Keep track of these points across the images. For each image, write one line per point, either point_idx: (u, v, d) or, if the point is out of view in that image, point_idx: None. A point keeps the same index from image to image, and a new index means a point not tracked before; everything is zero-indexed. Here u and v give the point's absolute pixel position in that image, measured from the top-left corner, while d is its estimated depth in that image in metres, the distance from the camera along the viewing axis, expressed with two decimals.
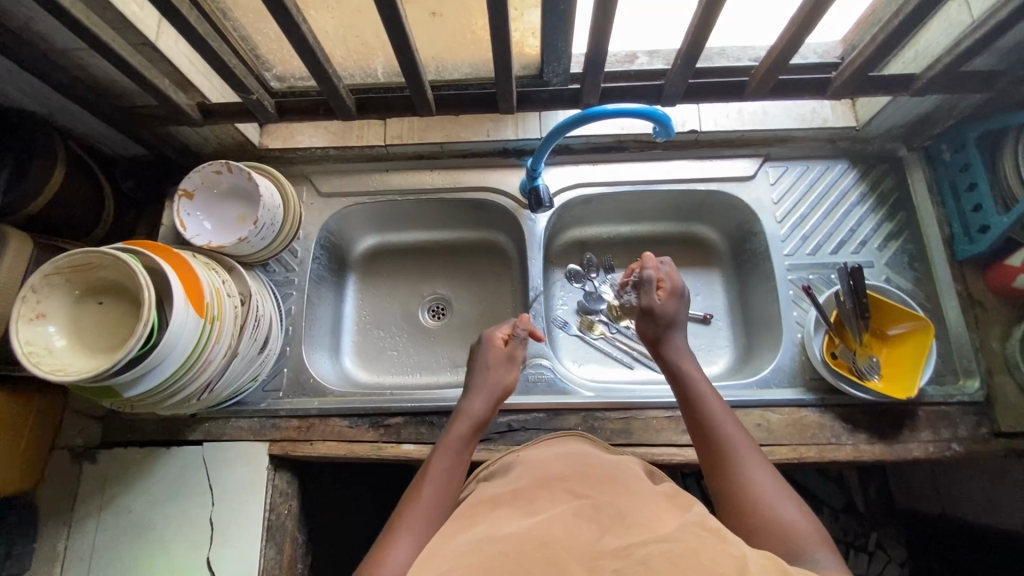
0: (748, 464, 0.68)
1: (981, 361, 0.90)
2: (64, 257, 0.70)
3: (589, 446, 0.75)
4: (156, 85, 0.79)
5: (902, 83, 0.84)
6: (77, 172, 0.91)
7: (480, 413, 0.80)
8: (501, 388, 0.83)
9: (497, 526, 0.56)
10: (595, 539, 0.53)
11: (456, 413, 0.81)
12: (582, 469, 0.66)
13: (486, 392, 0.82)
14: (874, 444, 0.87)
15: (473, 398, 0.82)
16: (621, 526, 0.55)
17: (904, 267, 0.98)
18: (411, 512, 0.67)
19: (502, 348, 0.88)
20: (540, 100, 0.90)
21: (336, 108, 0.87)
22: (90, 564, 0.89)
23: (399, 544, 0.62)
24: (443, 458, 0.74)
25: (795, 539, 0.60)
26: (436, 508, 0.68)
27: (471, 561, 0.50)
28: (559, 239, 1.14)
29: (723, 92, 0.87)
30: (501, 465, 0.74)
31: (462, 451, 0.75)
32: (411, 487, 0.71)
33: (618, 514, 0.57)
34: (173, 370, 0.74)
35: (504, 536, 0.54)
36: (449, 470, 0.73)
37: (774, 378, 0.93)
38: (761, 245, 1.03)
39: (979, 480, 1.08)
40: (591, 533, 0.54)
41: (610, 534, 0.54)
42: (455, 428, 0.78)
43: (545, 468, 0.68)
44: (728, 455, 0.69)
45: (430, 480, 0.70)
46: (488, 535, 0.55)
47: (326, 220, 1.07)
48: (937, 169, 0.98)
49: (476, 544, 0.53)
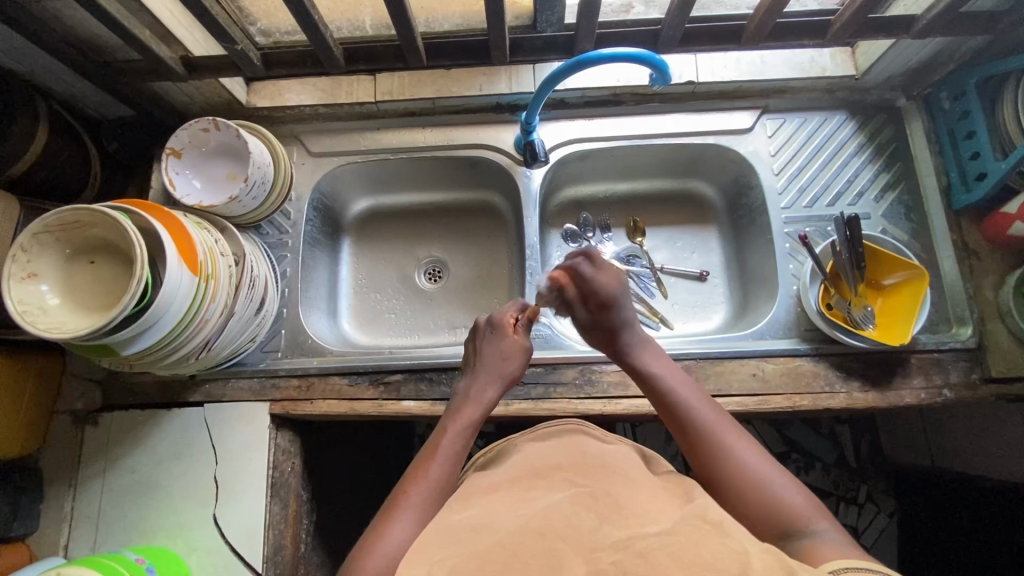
0: (731, 446, 0.68)
1: (975, 309, 0.91)
2: (52, 215, 0.68)
3: (586, 434, 0.75)
4: (137, 36, 0.77)
5: (902, 26, 0.82)
6: (60, 133, 0.89)
7: (490, 399, 0.80)
8: (510, 378, 0.83)
9: (492, 513, 0.58)
10: (595, 529, 0.54)
11: (467, 398, 0.80)
12: (582, 459, 0.67)
13: (497, 378, 0.82)
14: (867, 392, 0.88)
15: (487, 384, 0.81)
16: (619, 517, 0.57)
17: (902, 218, 0.97)
18: (416, 487, 0.67)
19: (517, 338, 0.86)
20: (534, 47, 0.87)
21: (325, 62, 0.85)
22: (98, 523, 0.91)
23: (401, 522, 0.63)
24: (452, 438, 0.74)
25: (793, 517, 0.61)
26: (441, 486, 0.68)
27: (469, 549, 0.52)
28: (555, 199, 1.13)
29: (721, 39, 0.85)
30: (499, 451, 0.75)
31: (468, 434, 0.75)
32: (418, 462, 0.71)
33: (614, 502, 0.59)
34: (170, 329, 0.74)
35: (502, 527, 0.55)
36: (459, 451, 0.73)
37: (770, 329, 0.93)
38: (758, 199, 1.02)
39: (968, 431, 1.11)
40: (589, 522, 0.55)
41: (609, 524, 0.55)
42: (465, 412, 0.78)
43: (543, 455, 0.69)
44: (706, 441, 0.69)
45: (439, 459, 0.71)
46: (487, 520, 0.57)
47: (318, 179, 1.05)
48: (936, 118, 0.98)
49: (474, 530, 0.55)
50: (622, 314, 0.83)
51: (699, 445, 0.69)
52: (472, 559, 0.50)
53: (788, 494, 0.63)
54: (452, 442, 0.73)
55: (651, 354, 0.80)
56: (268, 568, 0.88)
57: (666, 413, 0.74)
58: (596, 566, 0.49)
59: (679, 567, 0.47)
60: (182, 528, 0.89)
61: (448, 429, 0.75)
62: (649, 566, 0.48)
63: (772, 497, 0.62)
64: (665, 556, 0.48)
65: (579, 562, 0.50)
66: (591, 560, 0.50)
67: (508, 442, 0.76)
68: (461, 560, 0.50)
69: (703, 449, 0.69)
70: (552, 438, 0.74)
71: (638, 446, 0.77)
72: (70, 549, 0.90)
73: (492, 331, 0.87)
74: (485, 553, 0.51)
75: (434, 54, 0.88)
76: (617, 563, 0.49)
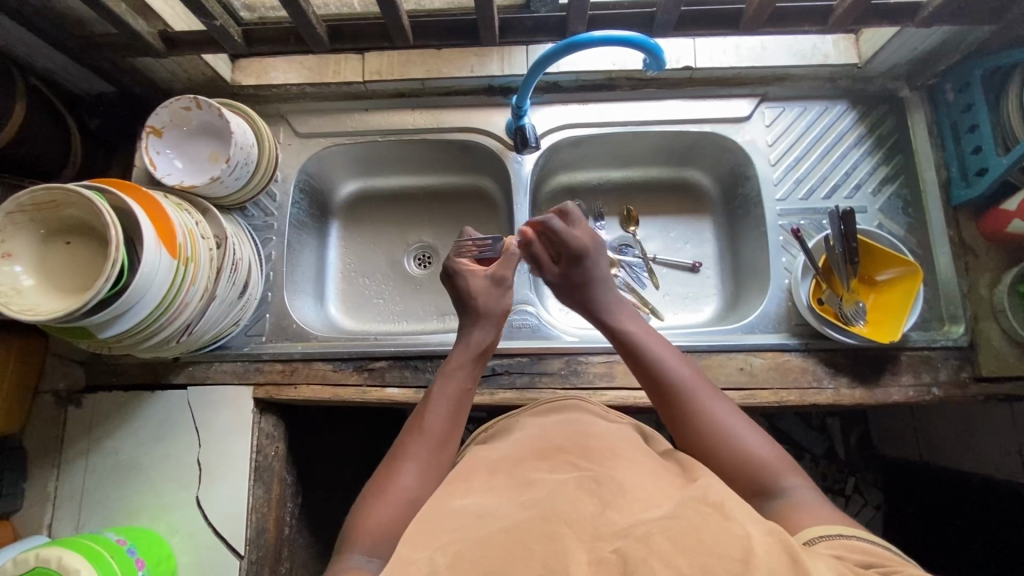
0: (705, 404, 0.68)
1: (968, 307, 0.89)
2: (26, 194, 0.67)
3: (586, 410, 0.75)
4: (113, 9, 0.74)
5: (906, 13, 0.79)
6: (39, 108, 0.86)
7: (481, 343, 0.79)
8: (499, 315, 0.81)
9: (492, 501, 0.58)
10: (597, 514, 0.53)
11: (457, 341, 0.80)
12: (581, 440, 0.66)
13: (490, 322, 0.80)
14: (855, 388, 0.87)
15: (475, 327, 0.80)
16: (620, 500, 0.55)
17: (898, 212, 0.95)
18: (415, 442, 0.69)
19: (481, 278, 0.83)
20: (524, 29, 0.84)
21: (308, 40, 0.82)
22: (81, 503, 0.91)
23: (404, 473, 0.66)
24: (447, 387, 0.74)
25: (769, 473, 0.63)
26: (440, 438, 0.70)
27: (471, 535, 0.51)
28: (547, 185, 1.11)
29: (718, 23, 0.82)
30: (500, 429, 0.75)
31: (466, 380, 0.76)
32: (414, 417, 0.72)
33: (617, 486, 0.57)
34: (147, 313, 0.73)
35: (501, 514, 0.54)
36: (456, 399, 0.73)
37: (760, 323, 0.92)
38: (753, 189, 1.00)
39: (958, 427, 1.10)
40: (590, 507, 0.54)
41: (611, 509, 0.54)
42: (456, 358, 0.77)
43: (541, 435, 0.69)
44: (687, 402, 0.69)
45: (434, 414, 0.71)
46: (488, 507, 0.56)
47: (305, 161, 1.03)
48: (939, 110, 0.95)
49: (473, 519, 0.54)
50: (591, 270, 0.81)
51: (674, 405, 0.69)
52: (473, 546, 0.50)
53: (758, 448, 0.65)
54: (448, 389, 0.74)
55: (629, 315, 0.78)
56: (251, 551, 0.88)
57: (645, 376, 0.72)
58: (598, 553, 0.48)
59: (681, 554, 0.46)
60: (166, 509, 0.90)
61: (441, 378, 0.75)
62: (650, 552, 0.47)
63: (749, 453, 0.64)
64: (667, 543, 0.47)
65: (582, 548, 0.49)
66: (594, 547, 0.49)
67: (515, 419, 0.76)
68: (463, 545, 0.50)
69: (679, 409, 0.69)
70: (552, 415, 0.74)
71: (637, 422, 0.77)
72: (53, 529, 0.90)
73: (454, 275, 0.84)
74: (487, 539, 0.50)
75: (421, 32, 0.85)
76: (619, 549, 0.48)
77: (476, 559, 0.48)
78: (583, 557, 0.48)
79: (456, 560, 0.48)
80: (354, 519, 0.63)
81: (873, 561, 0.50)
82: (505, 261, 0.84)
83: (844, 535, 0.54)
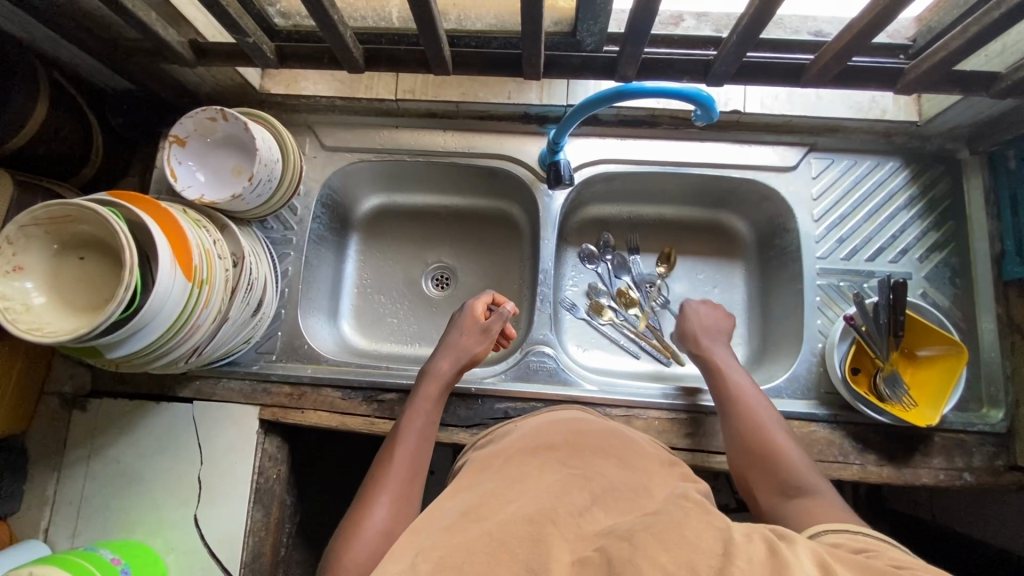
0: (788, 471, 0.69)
1: (1010, 392, 0.85)
2: (42, 208, 0.64)
3: (590, 415, 0.74)
4: (141, 18, 0.70)
5: (982, 82, 0.73)
6: (63, 104, 0.84)
7: (447, 374, 0.82)
8: (470, 358, 0.84)
9: (492, 495, 0.52)
10: (584, 511, 0.49)
11: (424, 373, 0.82)
12: (573, 441, 0.63)
13: (454, 354, 0.83)
14: (883, 466, 0.83)
15: (442, 359, 0.83)
16: (612, 498, 0.52)
17: (945, 282, 0.90)
18: (387, 474, 0.69)
19: (478, 322, 0.87)
20: (571, 66, 0.79)
21: (342, 61, 0.78)
22: (79, 510, 0.89)
23: (377, 507, 0.65)
24: (413, 421, 0.76)
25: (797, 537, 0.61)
26: (410, 469, 0.71)
27: (457, 537, 0.45)
28: (576, 216, 1.07)
29: (780, 76, 0.77)
30: (499, 434, 0.72)
31: (432, 413, 0.78)
32: (385, 450, 0.73)
33: (608, 484, 0.54)
34: (158, 336, 0.70)
35: (495, 514, 0.48)
36: (421, 431, 0.75)
37: (787, 388, 0.88)
38: (792, 244, 0.96)
39: (976, 503, 1.07)
40: (578, 502, 0.50)
41: (599, 506, 0.50)
42: (424, 390, 0.80)
43: (536, 435, 0.65)
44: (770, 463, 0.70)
45: (401, 444, 0.73)
46: (478, 504, 0.51)
47: (329, 176, 1.00)
48: (999, 177, 0.89)
49: (463, 517, 0.49)
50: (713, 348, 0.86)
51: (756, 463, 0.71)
52: (457, 549, 0.43)
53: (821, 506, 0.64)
54: (415, 421, 0.76)
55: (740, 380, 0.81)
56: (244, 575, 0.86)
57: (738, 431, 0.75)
58: (581, 552, 0.43)
59: (664, 550, 0.40)
60: (163, 524, 0.88)
61: (409, 411, 0.78)
62: (633, 550, 0.41)
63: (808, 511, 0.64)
64: (650, 539, 0.42)
65: (567, 548, 0.44)
66: (577, 548, 0.44)
67: (514, 423, 0.73)
68: (445, 548, 0.44)
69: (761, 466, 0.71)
70: (551, 416, 0.72)
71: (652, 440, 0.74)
72: (49, 534, 0.89)
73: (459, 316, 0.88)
74: (474, 541, 0.44)
75: (461, 61, 0.81)
76: (602, 547, 0.43)
77: (460, 561, 0.42)
78: (566, 557, 0.42)
79: (441, 564, 0.41)
80: (331, 557, 0.61)
81: (865, 546, 0.49)
82: (494, 317, 0.87)
83: (851, 531, 0.52)
